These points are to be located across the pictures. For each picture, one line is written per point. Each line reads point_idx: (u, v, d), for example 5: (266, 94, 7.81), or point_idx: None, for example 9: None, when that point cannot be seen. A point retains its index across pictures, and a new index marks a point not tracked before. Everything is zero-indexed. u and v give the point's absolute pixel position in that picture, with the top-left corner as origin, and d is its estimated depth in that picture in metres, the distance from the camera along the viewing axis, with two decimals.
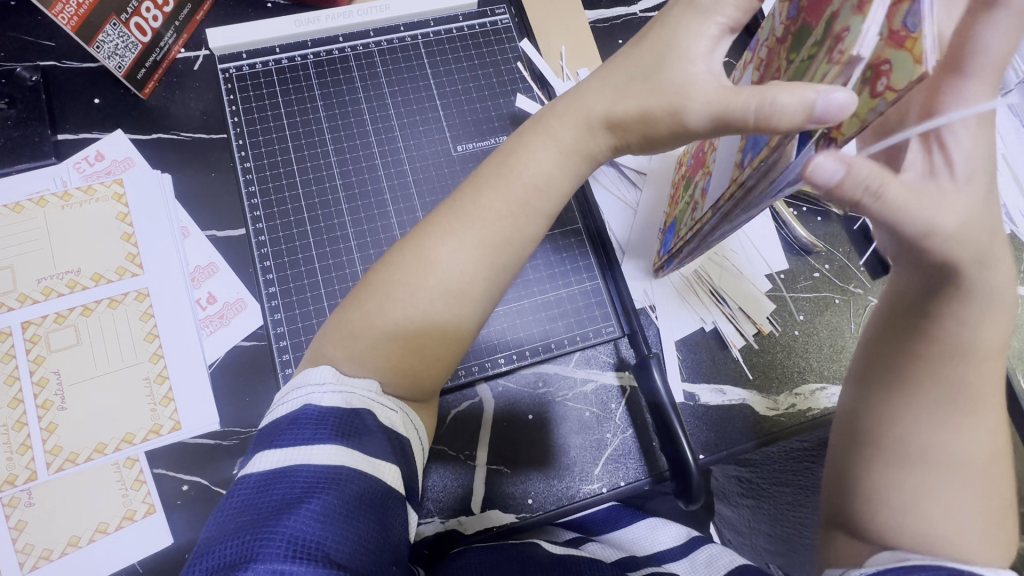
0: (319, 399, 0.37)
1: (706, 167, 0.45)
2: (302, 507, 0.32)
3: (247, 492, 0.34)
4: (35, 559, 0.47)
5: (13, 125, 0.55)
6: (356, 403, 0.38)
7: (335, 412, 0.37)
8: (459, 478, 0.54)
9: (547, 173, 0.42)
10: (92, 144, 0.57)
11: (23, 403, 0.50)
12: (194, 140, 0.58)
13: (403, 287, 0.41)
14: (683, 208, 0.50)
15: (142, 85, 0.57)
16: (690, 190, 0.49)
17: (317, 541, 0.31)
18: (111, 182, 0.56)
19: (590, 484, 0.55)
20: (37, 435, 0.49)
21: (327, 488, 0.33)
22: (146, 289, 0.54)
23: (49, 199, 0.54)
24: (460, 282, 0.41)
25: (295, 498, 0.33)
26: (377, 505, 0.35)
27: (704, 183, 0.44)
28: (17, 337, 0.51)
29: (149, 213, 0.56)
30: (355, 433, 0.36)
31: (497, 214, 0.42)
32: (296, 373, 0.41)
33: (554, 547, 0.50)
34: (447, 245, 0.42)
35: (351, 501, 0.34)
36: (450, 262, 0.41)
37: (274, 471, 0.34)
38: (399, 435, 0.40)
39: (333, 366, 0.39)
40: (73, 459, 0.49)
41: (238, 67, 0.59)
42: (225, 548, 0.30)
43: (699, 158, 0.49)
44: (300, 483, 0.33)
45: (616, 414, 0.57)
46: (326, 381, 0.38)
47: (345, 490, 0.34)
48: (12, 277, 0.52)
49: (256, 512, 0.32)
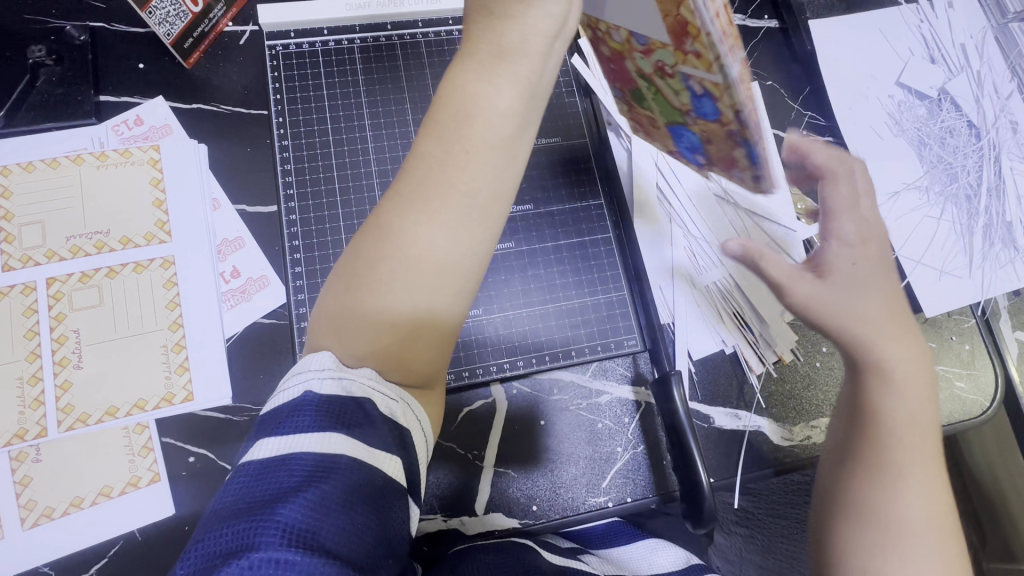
0: (318, 386, 0.35)
1: (615, 45, 0.39)
2: (300, 494, 0.29)
3: (243, 478, 0.31)
4: (37, 516, 0.47)
5: (57, 83, 0.56)
6: (356, 391, 0.35)
7: (334, 400, 0.34)
8: (465, 478, 0.54)
9: (497, 123, 0.36)
10: (132, 109, 0.57)
11: (41, 358, 0.49)
12: (232, 113, 0.58)
13: (380, 278, 0.37)
14: (666, 112, 0.42)
15: (188, 54, 0.58)
16: (648, 91, 0.41)
17: (316, 532, 0.28)
18: (148, 147, 0.56)
19: (596, 497, 0.54)
20: (51, 391, 0.49)
21: (327, 477, 0.31)
22: (172, 257, 0.54)
23: (86, 158, 0.54)
24: (442, 261, 0.36)
25: (293, 487, 0.30)
26: (378, 496, 0.32)
27: (638, 44, 0.36)
28: (41, 292, 0.51)
29: (182, 182, 0.56)
30: (356, 422, 0.34)
31: (486, 189, 0.36)
32: (301, 361, 0.37)
33: (552, 556, 0.48)
34: (430, 230, 0.36)
35: (350, 492, 0.31)
36: (397, 231, 0.36)
37: (271, 459, 0.32)
38: (410, 432, 0.37)
39: (336, 352, 0.37)
40: (83, 420, 0.49)
41: (285, 44, 0.59)
42: (218, 537, 0.28)
43: (625, 76, 0.43)
44: (297, 473, 0.31)
45: (629, 429, 0.56)
46: (322, 370, 0.35)
47: (346, 480, 0.31)
48: (41, 232, 0.52)
49: (251, 500, 0.29)
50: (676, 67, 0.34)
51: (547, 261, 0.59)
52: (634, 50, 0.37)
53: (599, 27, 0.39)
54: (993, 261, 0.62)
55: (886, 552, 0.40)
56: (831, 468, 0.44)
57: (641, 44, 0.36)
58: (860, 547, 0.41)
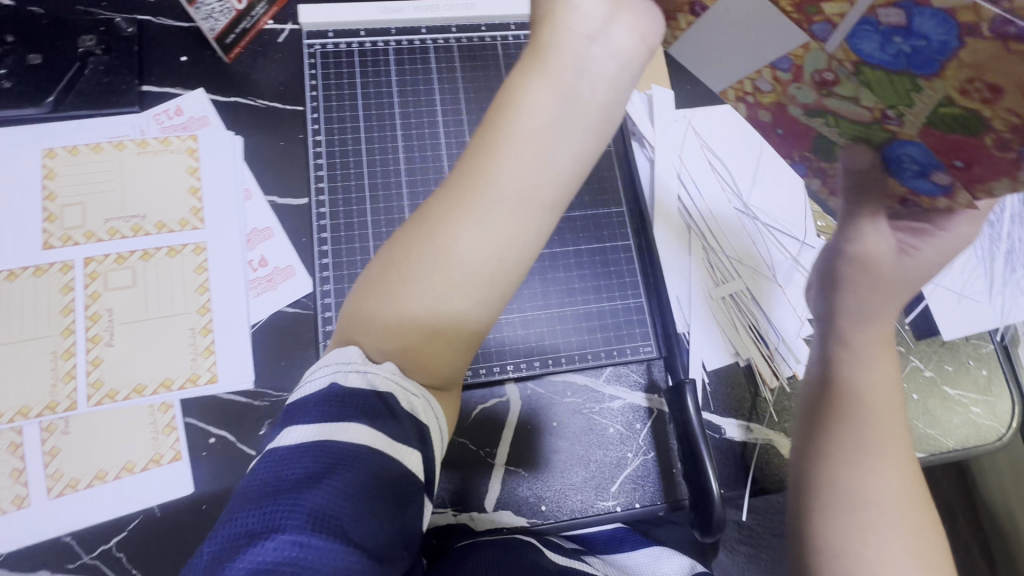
0: (343, 378, 0.35)
1: (765, 100, 0.40)
2: (323, 482, 0.31)
3: (272, 463, 0.32)
4: (62, 487, 0.48)
5: (104, 72, 0.58)
6: (379, 385, 0.36)
7: (358, 394, 0.35)
8: (476, 474, 0.55)
9: (535, 125, 0.37)
10: (174, 99, 0.59)
11: (74, 334, 0.51)
12: (268, 108, 0.60)
13: (410, 267, 0.38)
14: (868, 134, 0.37)
15: (229, 49, 0.60)
16: (834, 125, 0.38)
17: (334, 516, 0.30)
18: (187, 137, 0.58)
19: (605, 501, 0.55)
20: (82, 366, 0.50)
21: (348, 466, 0.32)
22: (204, 244, 0.55)
23: (127, 144, 0.57)
24: (469, 267, 0.37)
25: (316, 473, 0.32)
26: (391, 486, 0.33)
27: (788, 76, 0.37)
28: (78, 271, 0.53)
29: (218, 172, 0.58)
30: (378, 416, 0.34)
31: (520, 192, 0.37)
32: (326, 354, 0.38)
33: (556, 555, 0.48)
34: (462, 235, 0.37)
35: (369, 479, 0.32)
36: (431, 235, 0.38)
37: (299, 444, 0.33)
38: (427, 425, 0.37)
39: (361, 345, 0.37)
40: (112, 395, 0.50)
41: (323, 44, 0.61)
42: (247, 516, 0.30)
43: (795, 134, 0.42)
44: (322, 459, 0.32)
45: (640, 436, 0.56)
46: (347, 363, 0.36)
47: (365, 469, 0.32)
48: (82, 213, 0.54)
49: (279, 483, 0.31)
50: (841, 66, 0.33)
51: (566, 265, 0.60)
52: (784, 88, 0.38)
53: (742, 94, 0.41)
54: (1014, 287, 0.62)
55: (860, 552, 0.39)
56: (799, 457, 0.44)
57: (787, 71, 0.36)
58: (835, 533, 0.40)
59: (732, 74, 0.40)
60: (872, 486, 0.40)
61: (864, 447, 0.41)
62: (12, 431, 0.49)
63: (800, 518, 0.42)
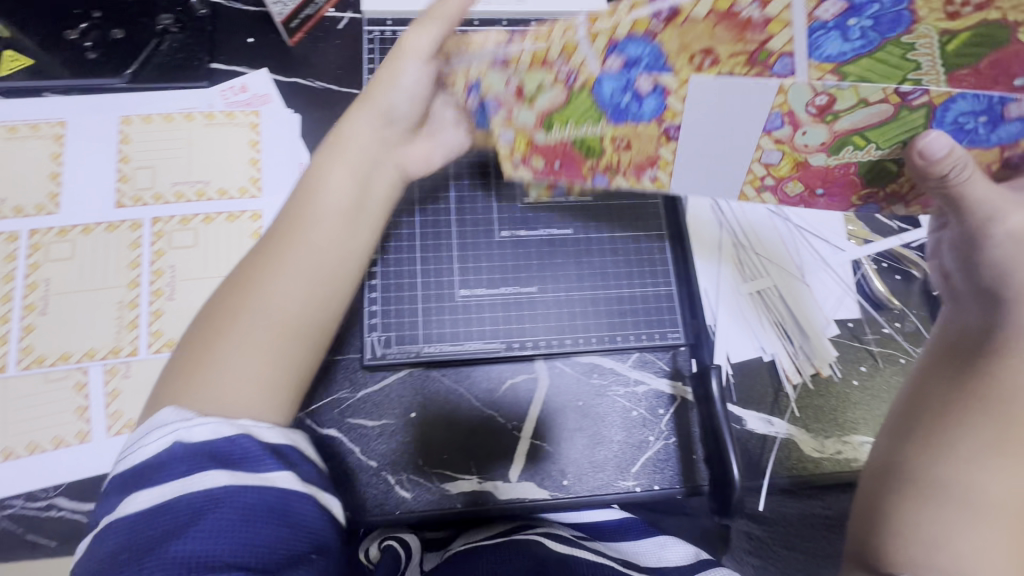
0: (187, 435, 0.39)
1: (780, 172, 0.43)
2: (195, 528, 0.36)
3: (125, 530, 0.36)
4: (120, 426, 0.52)
5: (178, 48, 0.63)
6: (226, 431, 0.40)
7: (200, 446, 0.39)
8: (503, 445, 0.56)
9: (335, 204, 0.49)
10: (239, 77, 0.63)
11: (139, 287, 0.55)
12: (326, 89, 0.64)
13: (210, 351, 0.44)
14: (911, 128, 0.38)
15: (292, 34, 0.64)
16: (870, 143, 0.40)
17: (213, 555, 0.35)
18: (250, 112, 0.62)
19: (625, 481, 0.56)
20: (145, 317, 0.54)
21: (217, 508, 0.36)
22: (261, 212, 0.59)
23: (196, 116, 0.61)
24: (280, 317, 0.45)
25: (186, 521, 0.36)
26: (282, 512, 0.38)
27: (789, 131, 0.39)
28: (146, 230, 0.56)
29: (277, 147, 0.61)
30: (230, 462, 0.39)
31: (297, 251, 0.47)
32: (149, 419, 0.42)
33: (557, 543, 0.52)
34: (283, 291, 0.46)
35: (244, 511, 0.37)
36: (253, 286, 0.46)
37: (147, 507, 0.37)
38: (284, 445, 0.43)
39: (198, 407, 0.41)
40: (170, 345, 0.54)
41: (382, 31, 0.65)
42: (113, 563, 0.35)
43: (830, 180, 0.45)
44: (184, 509, 0.36)
45: (663, 421, 0.58)
46: (172, 421, 0.40)
47: (238, 507, 0.37)
48: (152, 176, 0.58)
49: (145, 536, 0.36)
50: (826, 81, 0.35)
51: (600, 252, 0.62)
52: (796, 146, 0.41)
53: (761, 181, 0.45)
54: None
55: (958, 541, 0.39)
56: (899, 445, 0.44)
57: (785, 129, 0.39)
58: (921, 521, 0.40)
59: (732, 171, 0.44)
60: (994, 483, 0.39)
61: (974, 446, 0.40)
62: (80, 372, 0.52)
63: (910, 508, 0.41)
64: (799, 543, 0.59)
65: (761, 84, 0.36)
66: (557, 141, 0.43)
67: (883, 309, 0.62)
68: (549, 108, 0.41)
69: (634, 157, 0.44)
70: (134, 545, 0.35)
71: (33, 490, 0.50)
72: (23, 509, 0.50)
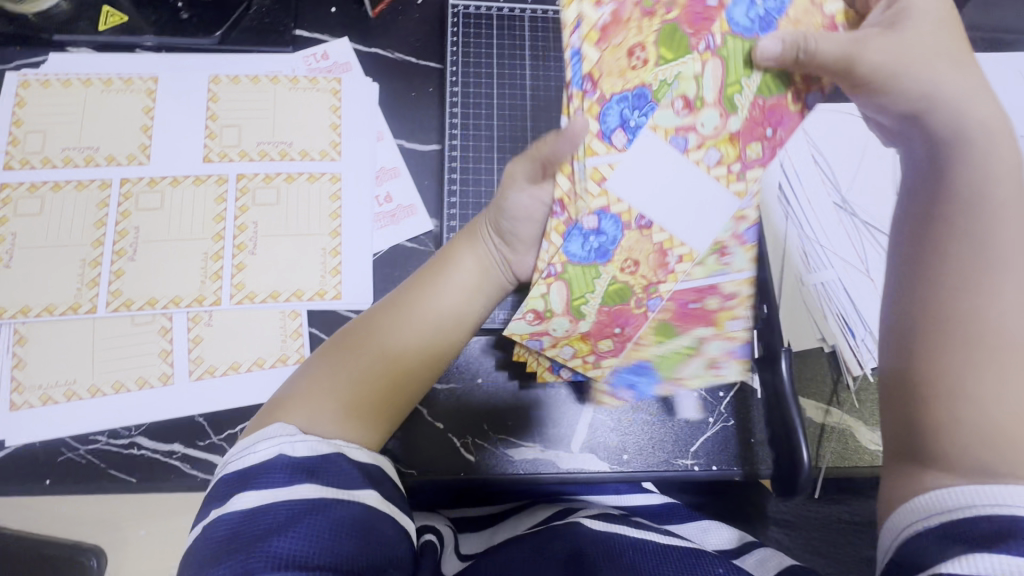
0: (289, 450, 0.38)
1: (729, 155, 0.46)
2: (293, 530, 0.34)
3: (226, 526, 0.35)
4: (201, 371, 0.54)
5: (265, 14, 0.64)
6: (323, 449, 0.39)
7: (301, 462, 0.38)
8: (567, 418, 0.57)
9: (424, 293, 0.48)
10: (322, 44, 0.65)
11: (224, 240, 0.57)
12: (405, 62, 0.65)
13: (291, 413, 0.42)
14: (744, 52, 0.44)
15: (375, 5, 0.66)
16: (739, 83, 0.45)
17: (309, 557, 0.33)
18: (332, 78, 0.63)
19: (685, 459, 0.57)
20: (229, 269, 0.56)
21: (315, 514, 0.35)
22: (340, 175, 0.60)
23: (281, 78, 0.62)
24: (329, 425, 0.42)
25: (284, 526, 0.35)
26: (368, 527, 0.37)
27: (694, 134, 0.45)
28: (231, 185, 0.58)
29: (356, 113, 0.63)
30: (327, 476, 0.38)
31: (364, 360, 0.45)
32: (251, 433, 0.41)
33: (597, 523, 0.53)
34: (329, 401, 0.43)
35: (339, 523, 0.36)
36: (310, 396, 0.43)
37: (247, 510, 0.36)
38: (370, 465, 0.41)
39: (300, 423, 0.41)
40: (251, 298, 0.56)
41: (465, 6, 0.65)
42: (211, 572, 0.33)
43: (768, 118, 0.47)
44: (282, 514, 0.35)
45: (723, 404, 0.58)
46: (277, 434, 0.39)
47: (335, 518, 0.36)
48: (239, 134, 0.60)
49: (244, 540, 0.34)
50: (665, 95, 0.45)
51: None
52: (712, 134, 0.46)
53: (734, 174, 0.47)
54: None
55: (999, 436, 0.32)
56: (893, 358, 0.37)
57: (690, 138, 0.45)
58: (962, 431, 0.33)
59: (720, 195, 0.47)
60: (983, 294, 0.35)
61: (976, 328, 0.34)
62: (164, 317, 0.55)
63: (938, 352, 0.35)
64: (828, 549, 0.70)
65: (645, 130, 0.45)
66: (597, 314, 0.50)
67: None
68: (565, 303, 0.49)
69: (648, 266, 0.49)
70: (233, 548, 0.34)
71: (116, 428, 0.52)
72: (106, 445, 0.52)
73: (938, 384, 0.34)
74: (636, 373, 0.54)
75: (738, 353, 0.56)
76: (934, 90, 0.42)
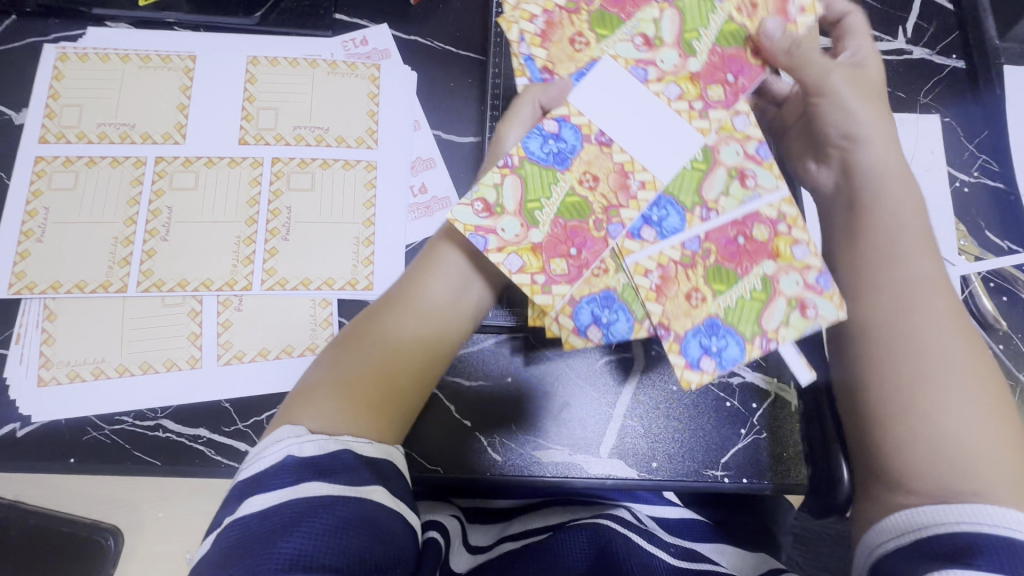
0: (297, 450, 0.37)
1: (691, 93, 0.45)
2: (300, 528, 0.33)
3: (234, 530, 0.33)
4: (230, 356, 0.53)
5: None
6: (332, 446, 0.37)
7: (311, 460, 0.36)
8: (597, 421, 0.56)
9: (433, 280, 0.45)
10: (361, 30, 0.63)
11: (257, 224, 0.56)
12: (444, 51, 0.64)
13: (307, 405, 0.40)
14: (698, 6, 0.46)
15: None
16: (698, 30, 0.45)
17: (319, 555, 0.32)
18: (371, 65, 0.62)
19: (713, 470, 0.55)
20: (261, 254, 0.55)
21: (323, 511, 0.34)
22: (375, 163, 0.59)
23: (320, 63, 0.61)
24: (350, 415, 0.40)
25: (292, 524, 0.33)
26: (375, 525, 0.35)
27: (655, 68, 0.45)
28: (266, 169, 0.58)
29: (394, 101, 0.61)
30: (336, 472, 0.36)
31: (367, 347, 0.43)
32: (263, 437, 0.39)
33: (617, 525, 0.53)
34: (349, 389, 0.41)
35: (347, 520, 0.34)
36: (325, 386, 0.41)
37: (254, 511, 0.34)
38: (382, 460, 0.39)
39: (324, 416, 0.39)
40: (282, 284, 0.55)
41: None
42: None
43: (728, 66, 0.46)
44: (290, 512, 0.33)
45: (755, 416, 0.57)
46: (284, 437, 0.37)
47: (345, 514, 0.34)
48: (275, 118, 0.59)
49: (250, 541, 0.32)
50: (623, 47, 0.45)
51: None
52: (673, 71, 0.45)
53: (698, 112, 0.45)
54: None
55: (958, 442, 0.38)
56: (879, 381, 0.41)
57: (650, 71, 0.45)
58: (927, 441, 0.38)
59: (681, 129, 0.45)
60: (910, 320, 0.41)
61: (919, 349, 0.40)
62: (194, 300, 0.54)
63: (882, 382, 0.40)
64: None
65: (603, 67, 0.45)
66: (549, 221, 0.43)
67: (990, 328, 0.60)
68: (517, 202, 0.43)
69: (611, 183, 0.44)
70: (239, 550, 0.32)
71: (142, 410, 0.51)
72: (133, 425, 0.51)
73: (888, 413, 0.40)
74: (709, 336, 0.45)
75: (822, 285, 0.44)
76: (850, 124, 0.47)
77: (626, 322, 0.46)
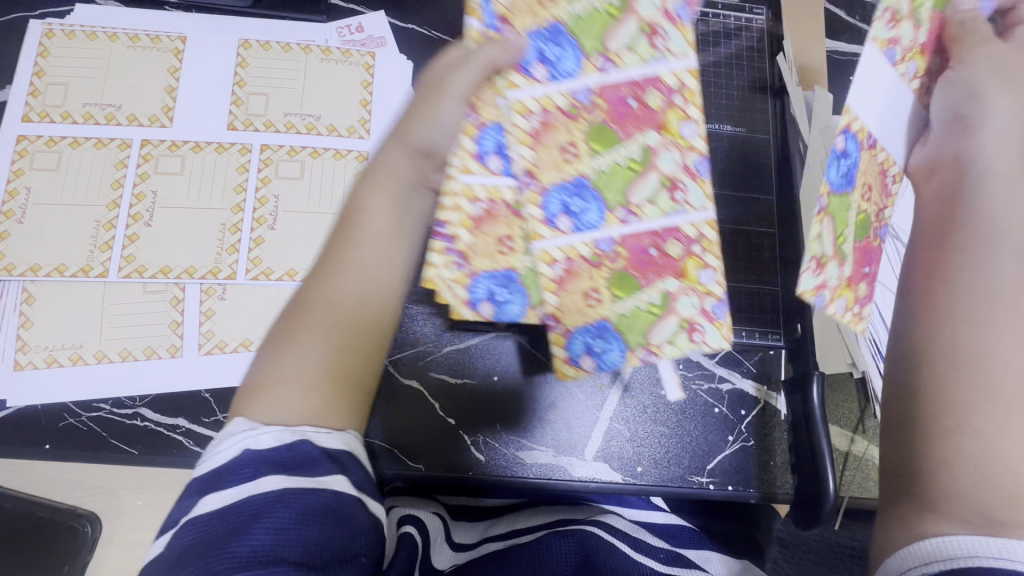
0: (252, 442, 0.34)
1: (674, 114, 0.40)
2: (258, 526, 0.31)
3: (193, 530, 0.32)
4: (212, 346, 0.52)
5: None
6: (286, 437, 0.34)
7: (266, 456, 0.33)
8: (584, 424, 0.55)
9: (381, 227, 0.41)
10: (358, 17, 0.62)
11: (243, 212, 0.55)
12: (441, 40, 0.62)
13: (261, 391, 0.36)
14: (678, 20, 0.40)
15: None
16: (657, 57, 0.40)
17: (278, 553, 0.30)
18: (365, 53, 0.61)
19: (699, 476, 0.55)
20: (246, 243, 0.54)
21: (281, 507, 0.31)
22: (367, 153, 0.58)
23: (313, 49, 0.60)
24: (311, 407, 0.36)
25: (250, 524, 0.31)
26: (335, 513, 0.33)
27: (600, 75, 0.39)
28: (254, 155, 0.56)
29: (388, 90, 0.60)
30: (292, 466, 0.33)
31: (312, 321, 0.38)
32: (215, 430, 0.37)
33: (601, 531, 0.52)
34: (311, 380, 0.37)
35: (306, 513, 0.32)
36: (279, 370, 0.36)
37: (212, 508, 0.32)
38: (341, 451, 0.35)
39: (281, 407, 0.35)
40: (267, 274, 0.54)
41: None
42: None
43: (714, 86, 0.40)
44: (247, 510, 0.31)
45: (744, 423, 0.56)
46: (239, 430, 0.34)
47: (304, 508, 0.32)
48: (265, 103, 0.58)
49: (210, 541, 0.31)
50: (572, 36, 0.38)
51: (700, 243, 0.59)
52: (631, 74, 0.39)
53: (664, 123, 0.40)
54: None
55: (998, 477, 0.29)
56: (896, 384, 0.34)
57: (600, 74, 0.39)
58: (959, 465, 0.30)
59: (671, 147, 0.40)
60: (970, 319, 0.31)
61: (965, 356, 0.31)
62: (177, 287, 0.53)
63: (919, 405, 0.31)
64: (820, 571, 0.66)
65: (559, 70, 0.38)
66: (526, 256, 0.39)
67: None
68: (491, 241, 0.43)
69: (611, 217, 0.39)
70: (199, 550, 0.30)
71: (121, 397, 0.51)
72: (111, 412, 0.50)
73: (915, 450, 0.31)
74: (595, 337, 0.40)
75: (716, 313, 0.40)
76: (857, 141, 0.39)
77: (519, 304, 0.43)
